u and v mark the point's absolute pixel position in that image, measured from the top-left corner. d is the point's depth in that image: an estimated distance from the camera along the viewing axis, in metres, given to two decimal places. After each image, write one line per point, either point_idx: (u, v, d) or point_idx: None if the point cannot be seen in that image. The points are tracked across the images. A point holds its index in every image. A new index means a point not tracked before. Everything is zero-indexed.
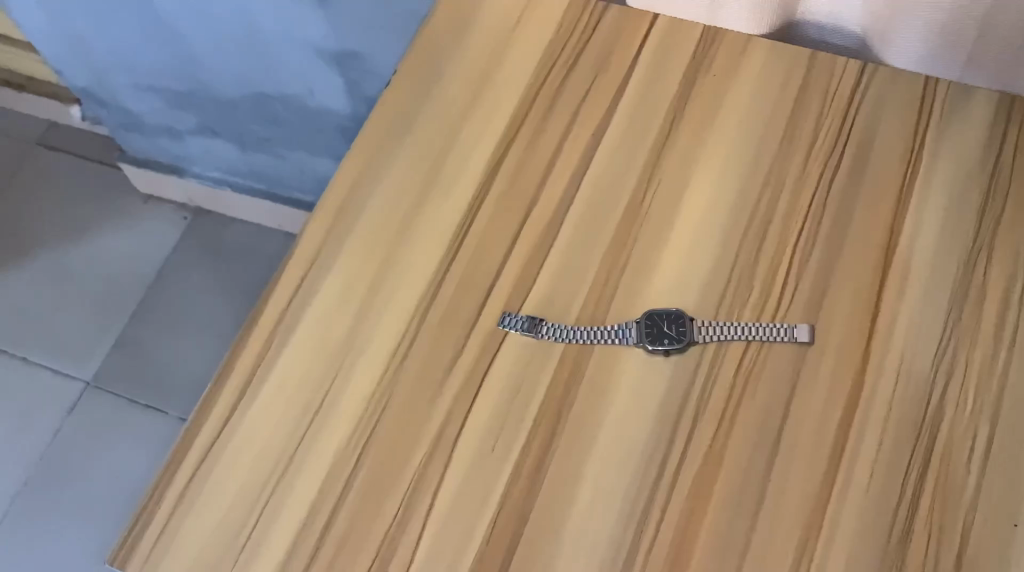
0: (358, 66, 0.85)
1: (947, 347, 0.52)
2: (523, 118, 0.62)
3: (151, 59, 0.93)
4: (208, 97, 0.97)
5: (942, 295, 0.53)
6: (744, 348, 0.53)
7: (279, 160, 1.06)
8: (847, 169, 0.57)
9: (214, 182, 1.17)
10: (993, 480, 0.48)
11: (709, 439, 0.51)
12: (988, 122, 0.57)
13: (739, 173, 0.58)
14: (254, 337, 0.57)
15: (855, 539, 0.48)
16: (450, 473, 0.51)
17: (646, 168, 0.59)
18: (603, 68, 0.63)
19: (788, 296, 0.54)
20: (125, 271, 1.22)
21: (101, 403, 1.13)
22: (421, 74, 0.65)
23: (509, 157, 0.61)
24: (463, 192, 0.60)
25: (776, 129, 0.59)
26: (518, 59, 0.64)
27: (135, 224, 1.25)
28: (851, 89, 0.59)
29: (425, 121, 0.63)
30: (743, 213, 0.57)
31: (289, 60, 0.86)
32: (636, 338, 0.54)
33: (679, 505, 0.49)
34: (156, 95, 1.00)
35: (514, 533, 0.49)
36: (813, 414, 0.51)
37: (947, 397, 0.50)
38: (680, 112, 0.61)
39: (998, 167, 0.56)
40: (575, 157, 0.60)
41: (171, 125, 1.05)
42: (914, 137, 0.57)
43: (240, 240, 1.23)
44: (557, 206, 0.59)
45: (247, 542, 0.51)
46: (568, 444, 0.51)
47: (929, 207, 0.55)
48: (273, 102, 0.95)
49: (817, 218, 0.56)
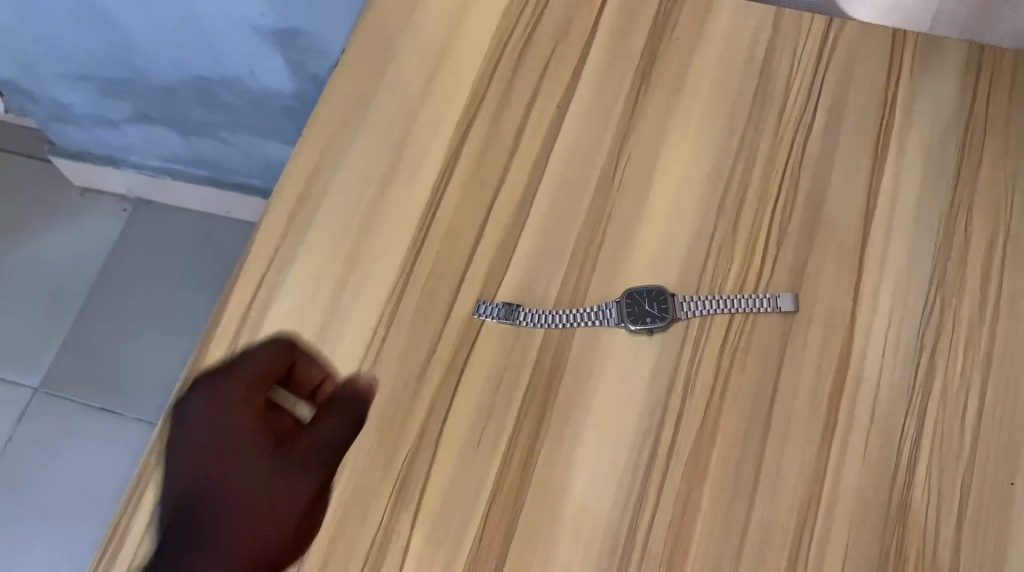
0: (302, 45, 0.81)
1: (934, 307, 0.51)
2: (484, 92, 0.60)
3: (82, 47, 0.88)
4: (143, 83, 0.93)
5: (926, 253, 0.52)
6: (729, 322, 0.52)
7: (223, 146, 1.01)
8: (822, 127, 0.56)
9: (153, 170, 1.12)
10: (988, 438, 0.48)
11: (700, 418, 0.49)
12: (959, 75, 0.56)
13: (712, 139, 0.57)
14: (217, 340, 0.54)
15: (855, 510, 0.47)
16: (437, 470, 0.49)
17: (616, 138, 0.57)
18: (564, 35, 0.61)
19: (770, 265, 0.53)
20: (68, 272, 1.17)
21: (54, 408, 1.08)
22: (374, 51, 0.62)
23: (472, 134, 0.59)
24: (427, 174, 0.58)
25: (747, 90, 0.58)
26: (476, 30, 0.62)
27: (74, 220, 1.20)
28: (819, 46, 0.58)
29: (383, 100, 0.60)
30: (720, 180, 0.55)
31: (229, 42, 0.82)
32: (618, 319, 0.52)
33: (677, 486, 0.48)
34: (88, 84, 0.94)
35: (508, 528, 0.48)
36: (805, 384, 0.50)
37: (937, 359, 0.50)
38: (648, 77, 0.59)
39: (971, 119, 0.55)
40: (542, 131, 0.58)
41: (106, 115, 1.00)
42: (887, 91, 0.56)
43: (190, 231, 1.19)
44: (527, 184, 0.57)
45: (315, 379, 0.52)
46: (557, 433, 0.50)
47: (907, 163, 0.54)
48: (215, 86, 0.91)
49: (794, 181, 0.55)
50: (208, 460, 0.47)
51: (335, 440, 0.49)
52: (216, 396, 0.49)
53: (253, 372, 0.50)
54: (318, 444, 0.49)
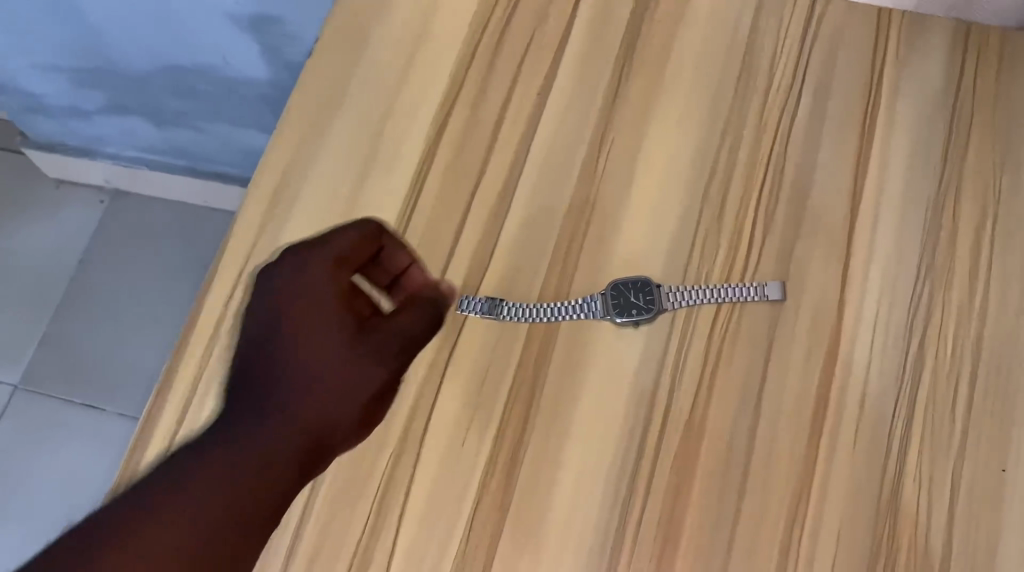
0: (277, 31, 0.79)
1: (924, 291, 0.50)
2: (463, 79, 0.58)
3: (50, 38, 0.86)
4: (115, 73, 0.91)
5: (914, 237, 0.51)
6: (716, 312, 0.51)
7: (200, 134, 1.00)
8: (808, 109, 0.55)
9: (130, 161, 1.10)
10: (980, 425, 0.47)
11: (688, 410, 0.49)
12: (946, 55, 0.55)
13: (696, 123, 0.56)
14: (194, 341, 0.53)
15: (847, 501, 0.46)
16: (423, 469, 0.49)
17: (599, 125, 0.56)
18: (544, 19, 0.59)
19: (757, 252, 0.52)
20: (45, 267, 1.15)
21: (35, 405, 1.07)
22: (349, 39, 0.60)
23: (452, 123, 0.57)
24: (406, 165, 0.56)
25: (731, 72, 0.56)
26: (453, 16, 0.60)
27: (50, 213, 1.18)
28: (803, 27, 0.57)
29: (360, 90, 0.59)
30: (705, 166, 0.54)
31: (201, 29, 0.81)
32: (603, 311, 0.51)
33: (665, 480, 0.47)
34: (58, 75, 0.93)
35: (496, 527, 0.47)
36: (794, 373, 0.49)
37: (927, 344, 0.49)
38: (630, 62, 0.58)
39: (959, 99, 0.54)
40: (523, 119, 0.57)
41: (78, 105, 0.98)
42: (873, 72, 0.55)
43: (168, 221, 1.17)
44: (508, 174, 0.56)
45: (398, 267, 0.45)
46: (544, 429, 0.49)
47: (894, 145, 0.53)
48: (188, 75, 0.89)
49: (780, 166, 0.54)
50: (290, 294, 0.41)
51: (412, 332, 0.43)
52: (303, 271, 0.41)
53: (339, 249, 0.42)
54: (399, 333, 0.42)
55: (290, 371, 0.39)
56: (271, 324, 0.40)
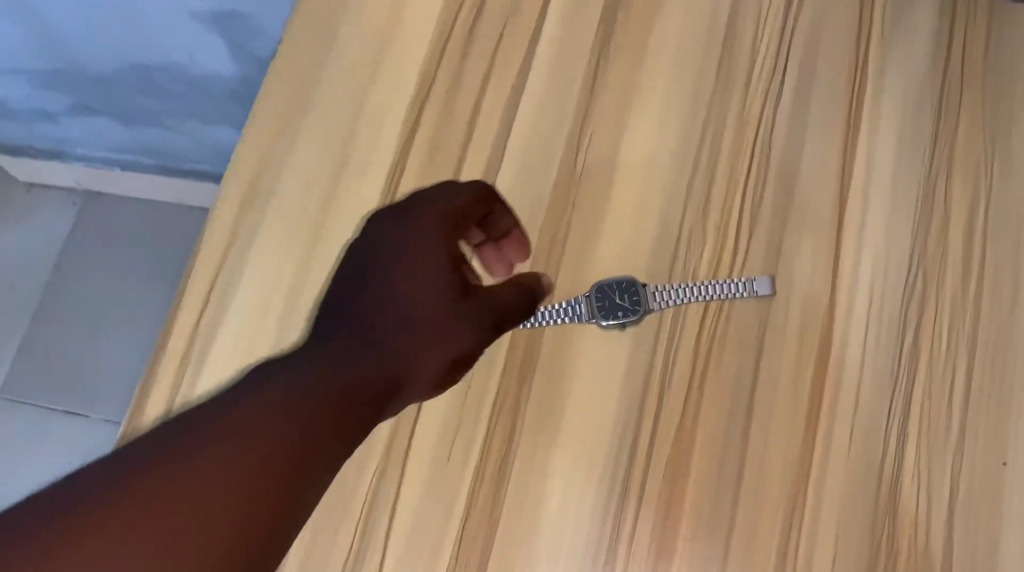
0: (241, 26, 0.77)
1: (916, 281, 0.49)
2: (434, 77, 0.56)
3: (9, 42, 0.84)
4: (78, 74, 0.88)
5: (904, 224, 0.50)
6: (704, 309, 0.49)
7: (170, 133, 0.97)
8: (791, 96, 0.53)
9: (101, 162, 1.08)
10: (977, 418, 0.45)
11: (678, 415, 0.47)
12: (933, 30, 0.53)
13: (677, 114, 0.54)
14: (166, 362, 0.52)
15: (843, 503, 0.45)
16: (408, 485, 0.48)
17: (576, 119, 0.54)
18: (515, 9, 0.57)
19: (743, 247, 0.50)
20: (20, 274, 1.13)
21: (16, 414, 1.06)
22: (315, 38, 0.58)
23: (424, 124, 0.55)
24: (378, 169, 0.55)
25: (710, 60, 0.55)
26: (420, 8, 0.58)
27: (23, 218, 1.16)
28: (783, 7, 0.55)
29: (327, 92, 0.57)
30: (687, 158, 0.53)
31: (163, 27, 0.78)
32: (589, 314, 0.49)
33: (656, 489, 0.46)
34: (21, 78, 0.90)
35: (485, 545, 0.46)
36: (785, 372, 0.47)
37: (921, 336, 0.47)
38: (607, 52, 0.56)
39: (947, 77, 0.52)
40: (497, 116, 0.55)
41: (44, 108, 0.96)
42: (857, 53, 0.54)
43: (143, 219, 1.14)
44: (484, 175, 0.54)
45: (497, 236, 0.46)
46: (531, 440, 0.48)
47: (881, 129, 0.52)
48: (153, 73, 0.86)
49: (765, 155, 0.52)
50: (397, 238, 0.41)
51: (505, 304, 0.42)
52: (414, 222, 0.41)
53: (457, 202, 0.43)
54: (494, 302, 0.42)
55: (387, 316, 0.38)
56: (373, 270, 0.40)
